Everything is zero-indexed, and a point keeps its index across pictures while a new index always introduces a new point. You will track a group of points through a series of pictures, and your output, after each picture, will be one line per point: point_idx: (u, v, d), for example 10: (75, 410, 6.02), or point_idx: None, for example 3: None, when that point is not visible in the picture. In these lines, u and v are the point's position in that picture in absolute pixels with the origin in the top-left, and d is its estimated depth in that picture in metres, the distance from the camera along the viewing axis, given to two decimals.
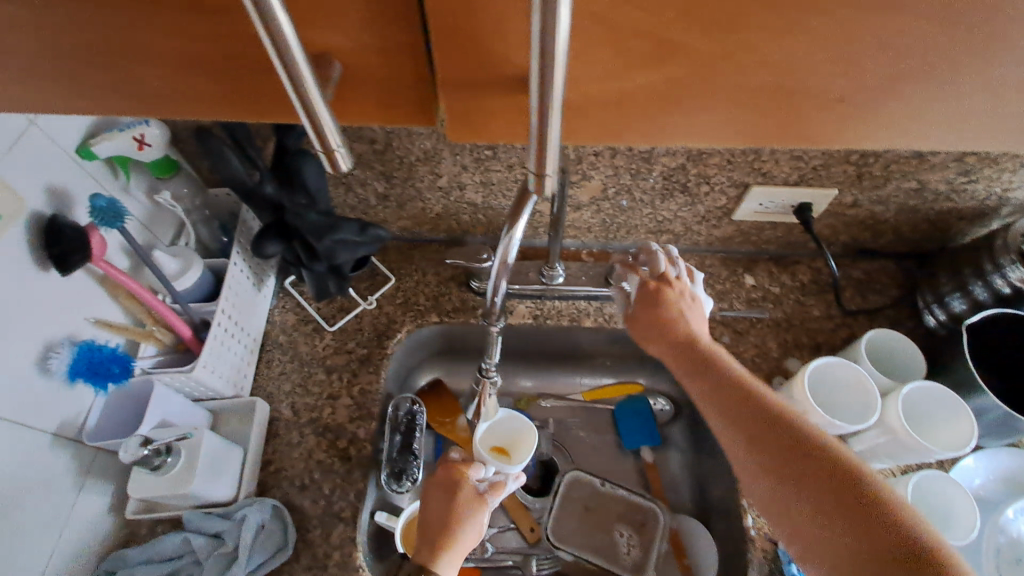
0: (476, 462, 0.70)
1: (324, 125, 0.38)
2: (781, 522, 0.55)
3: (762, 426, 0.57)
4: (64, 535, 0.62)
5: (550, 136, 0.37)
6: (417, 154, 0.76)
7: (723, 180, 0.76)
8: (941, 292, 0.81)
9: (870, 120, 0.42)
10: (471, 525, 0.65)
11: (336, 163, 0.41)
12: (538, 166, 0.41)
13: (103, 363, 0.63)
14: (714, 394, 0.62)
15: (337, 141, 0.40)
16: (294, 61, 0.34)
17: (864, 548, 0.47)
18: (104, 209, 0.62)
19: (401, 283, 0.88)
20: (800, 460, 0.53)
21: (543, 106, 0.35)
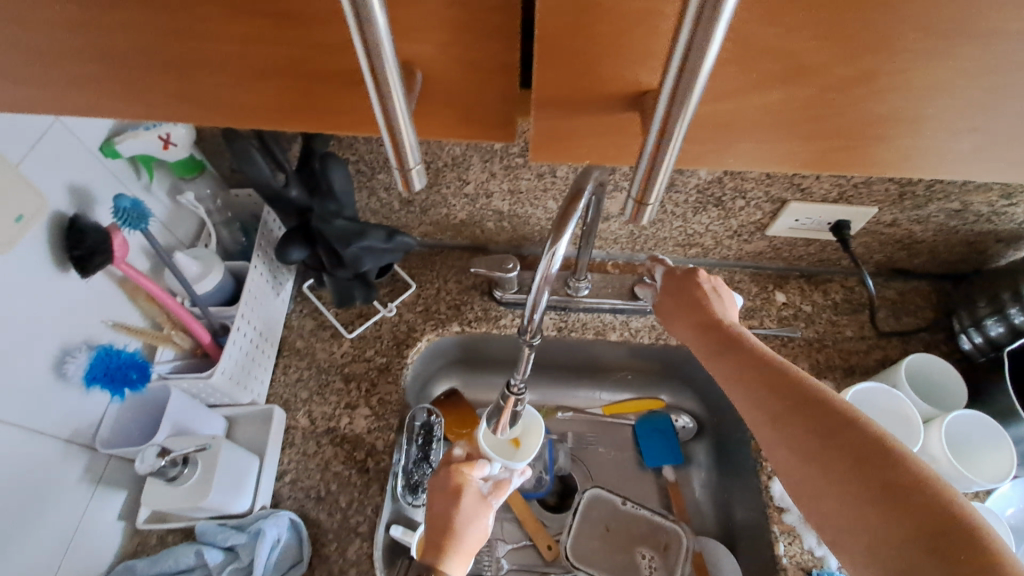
0: (477, 460, 0.66)
1: (406, 143, 0.35)
2: (806, 505, 0.49)
3: (788, 401, 0.51)
4: (73, 547, 0.60)
5: (667, 162, 0.34)
6: (445, 161, 0.74)
7: (759, 196, 0.74)
8: (978, 316, 0.77)
9: (947, 130, 0.41)
10: (475, 526, 0.62)
11: (411, 182, 0.38)
12: (642, 194, 0.37)
13: (120, 369, 0.59)
14: (735, 369, 0.57)
15: (416, 159, 0.37)
16: (387, 75, 0.30)
17: (897, 534, 0.42)
18: (128, 210, 0.60)
19: (421, 291, 0.86)
20: (832, 436, 0.47)
21: (665, 130, 0.32)
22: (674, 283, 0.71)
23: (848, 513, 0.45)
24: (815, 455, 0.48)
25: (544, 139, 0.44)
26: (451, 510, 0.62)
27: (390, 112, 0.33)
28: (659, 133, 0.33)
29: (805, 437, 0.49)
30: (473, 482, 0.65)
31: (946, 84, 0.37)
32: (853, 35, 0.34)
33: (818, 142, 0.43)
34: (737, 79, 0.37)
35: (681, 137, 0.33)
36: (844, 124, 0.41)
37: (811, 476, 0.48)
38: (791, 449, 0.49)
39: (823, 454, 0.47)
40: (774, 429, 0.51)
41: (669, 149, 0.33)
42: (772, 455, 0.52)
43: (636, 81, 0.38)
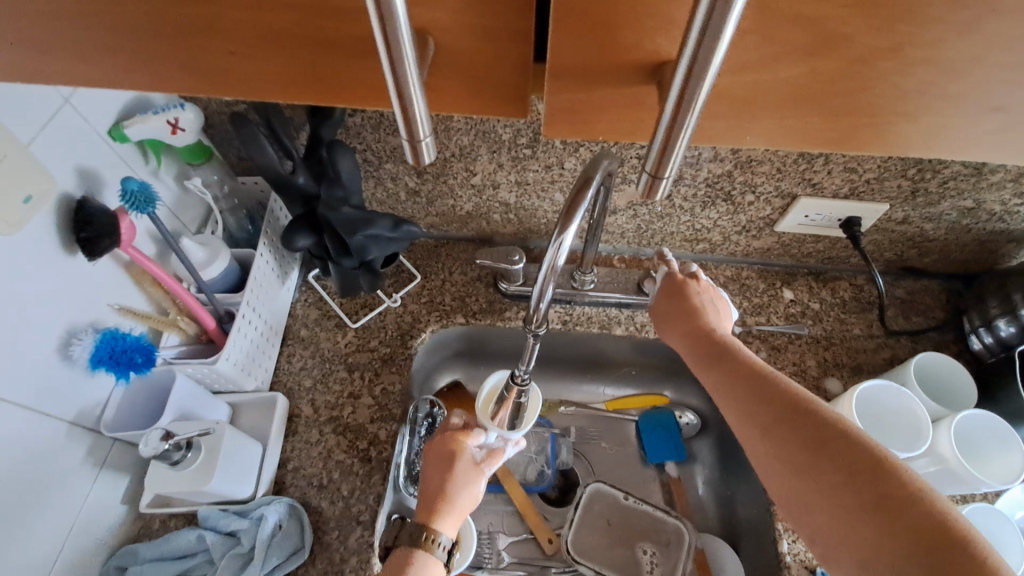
0: (475, 430, 0.66)
1: (417, 113, 0.35)
2: (800, 521, 0.48)
3: (779, 414, 0.51)
4: (78, 525, 0.60)
5: (683, 135, 0.34)
6: (453, 151, 0.74)
7: (769, 190, 0.74)
8: (989, 316, 0.76)
9: (975, 107, 0.40)
10: (467, 491, 0.63)
11: (420, 155, 0.38)
12: (656, 168, 0.36)
13: (126, 352, 0.59)
14: (727, 380, 0.57)
15: (426, 131, 0.36)
16: (402, 43, 0.30)
17: (892, 552, 0.41)
18: (135, 193, 0.59)
19: (426, 282, 0.86)
20: (821, 448, 0.47)
21: (682, 101, 0.31)
22: (673, 286, 0.71)
23: (840, 528, 0.44)
24: (806, 467, 0.47)
25: (561, 112, 0.43)
26: (444, 473, 0.64)
27: (402, 83, 0.32)
28: (675, 109, 0.32)
29: (796, 449, 0.48)
30: (470, 451, 0.65)
31: (981, 57, 0.36)
32: (877, 4, 0.34)
33: (836, 123, 0.42)
34: (759, 51, 0.37)
35: (698, 110, 0.32)
36: (863, 104, 0.40)
37: (802, 489, 0.47)
38: (781, 462, 0.49)
39: (814, 466, 0.47)
40: (765, 442, 0.51)
41: (685, 122, 0.33)
42: (762, 467, 0.51)
43: (654, 50, 0.38)
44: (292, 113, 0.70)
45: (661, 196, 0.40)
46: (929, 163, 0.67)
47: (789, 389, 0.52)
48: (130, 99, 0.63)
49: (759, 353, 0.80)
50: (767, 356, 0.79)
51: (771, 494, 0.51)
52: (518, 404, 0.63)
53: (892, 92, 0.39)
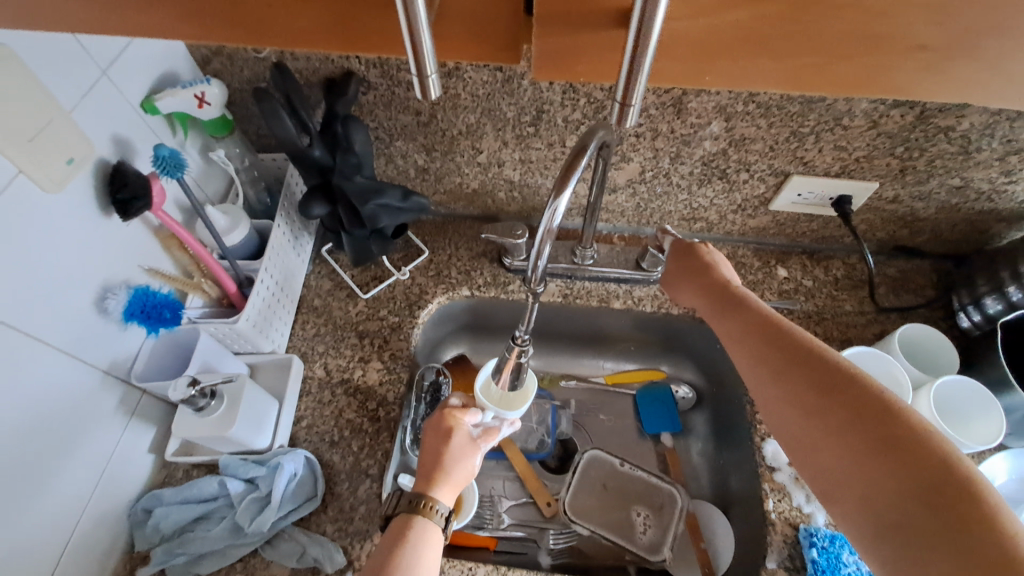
0: (471, 409, 0.70)
1: (425, 49, 0.38)
2: (804, 460, 0.52)
3: (790, 360, 0.55)
4: (110, 466, 0.65)
5: (644, 67, 0.37)
6: (460, 128, 0.78)
7: (763, 168, 0.77)
8: (977, 294, 0.79)
9: (941, 73, 0.43)
10: (464, 462, 0.66)
11: (428, 91, 0.41)
12: (625, 95, 0.40)
13: (156, 308, 0.65)
14: (742, 329, 0.62)
15: (433, 68, 0.40)
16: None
17: (891, 484, 0.45)
18: (167, 158, 0.63)
19: (434, 256, 0.90)
20: (830, 392, 0.51)
21: (641, 31, 0.35)
22: (682, 248, 0.79)
23: (841, 463, 0.48)
24: (816, 408, 0.51)
25: (549, 55, 0.45)
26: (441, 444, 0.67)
27: (414, 26, 0.36)
28: (636, 41, 0.36)
29: (806, 392, 0.53)
30: (465, 427, 0.69)
31: (944, 23, 0.39)
32: None
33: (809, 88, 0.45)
34: (733, 11, 0.40)
35: (654, 44, 0.36)
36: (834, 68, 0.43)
37: (811, 430, 0.51)
38: (792, 404, 0.53)
39: (822, 407, 0.51)
40: (776, 386, 0.55)
41: (645, 53, 0.36)
42: (772, 409, 0.56)
43: None
44: (309, 90, 0.75)
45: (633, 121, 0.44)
46: (916, 141, 0.70)
47: (804, 338, 0.56)
48: (159, 74, 0.68)
49: None
50: None
51: (778, 437, 0.56)
52: (519, 371, 0.67)
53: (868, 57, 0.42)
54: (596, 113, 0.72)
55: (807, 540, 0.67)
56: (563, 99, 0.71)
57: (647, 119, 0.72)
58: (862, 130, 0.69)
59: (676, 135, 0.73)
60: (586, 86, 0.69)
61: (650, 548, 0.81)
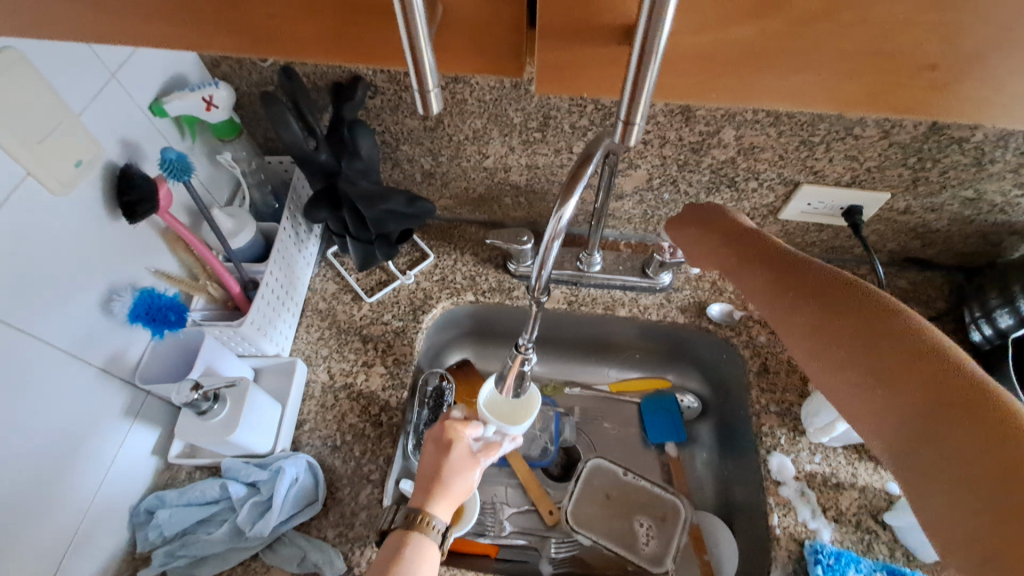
0: (473, 421, 0.69)
1: (425, 63, 0.37)
2: (820, 380, 0.54)
3: (806, 291, 0.57)
4: (112, 470, 0.65)
5: (646, 87, 0.37)
6: (467, 133, 0.78)
7: (772, 177, 0.76)
8: (989, 307, 0.77)
9: None
10: (464, 477, 0.66)
11: (429, 104, 0.41)
12: (628, 115, 0.40)
13: (161, 310, 0.65)
14: (756, 263, 0.63)
15: (434, 82, 0.39)
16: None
17: (908, 397, 0.46)
18: (173, 162, 0.63)
19: (439, 261, 0.90)
20: (843, 317, 0.53)
21: (645, 45, 0.34)
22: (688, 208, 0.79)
23: (858, 381, 0.50)
24: (829, 332, 0.53)
25: (552, 67, 0.43)
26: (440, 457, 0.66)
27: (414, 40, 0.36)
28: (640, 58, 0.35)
29: (820, 319, 0.54)
30: (465, 440, 0.68)
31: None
32: None
33: None
34: None
35: (659, 60, 0.35)
36: None
37: (833, 358, 0.52)
38: (807, 330, 0.55)
39: (835, 331, 0.53)
40: (791, 316, 0.57)
41: (649, 68, 0.36)
42: (789, 338, 0.58)
43: (627, 13, 0.39)
44: (316, 95, 0.75)
45: (637, 141, 0.43)
46: (928, 152, 0.69)
47: (822, 271, 0.58)
48: (167, 76, 0.68)
49: (758, 336, 0.83)
50: (765, 340, 0.82)
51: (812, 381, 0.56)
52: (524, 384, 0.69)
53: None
54: (603, 120, 0.72)
55: (812, 556, 0.65)
56: (571, 106, 0.71)
57: (655, 126, 0.71)
58: (873, 140, 0.68)
59: (684, 143, 0.73)
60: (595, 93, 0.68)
61: (652, 560, 0.80)
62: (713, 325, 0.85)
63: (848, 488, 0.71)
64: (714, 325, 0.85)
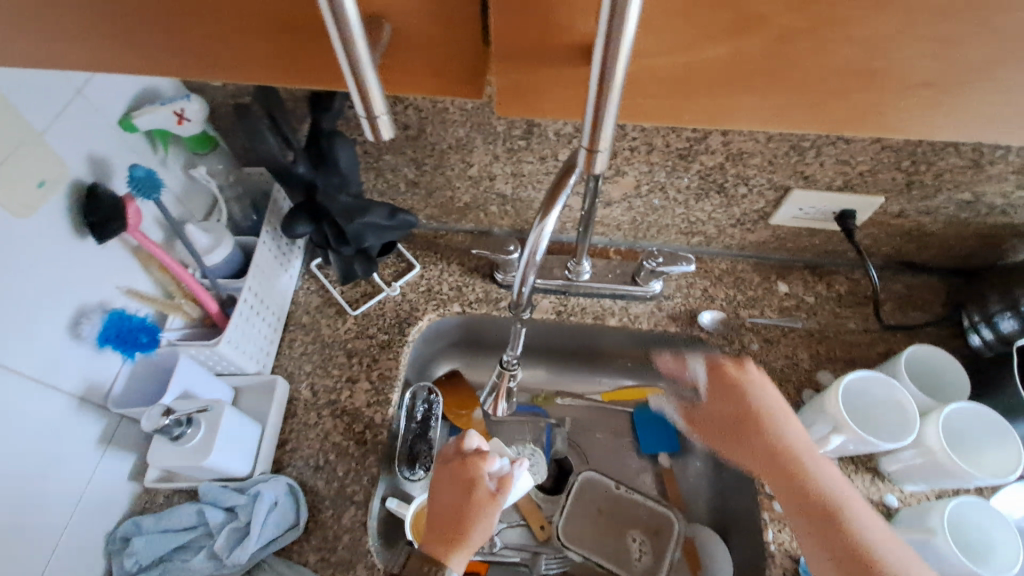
0: (490, 454, 0.67)
1: (370, 88, 0.37)
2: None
3: (809, 501, 0.62)
4: (84, 498, 0.63)
5: (613, 99, 0.36)
6: (450, 142, 0.76)
7: (762, 182, 0.74)
8: (990, 311, 0.75)
9: (928, 96, 0.40)
10: (481, 525, 0.63)
11: (379, 133, 0.40)
12: (593, 139, 0.39)
13: (132, 331, 0.63)
14: (767, 457, 0.66)
15: (383, 108, 0.39)
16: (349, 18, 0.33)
17: None
18: (141, 179, 0.62)
19: (425, 272, 0.88)
20: (830, 532, 0.60)
21: (608, 48, 0.33)
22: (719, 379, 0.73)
23: None
24: (821, 537, 0.60)
25: (512, 91, 0.42)
26: (455, 499, 0.65)
27: (358, 65, 0.35)
28: (604, 72, 0.34)
29: (811, 522, 0.61)
30: (482, 481, 0.65)
31: (944, 53, 0.37)
32: None
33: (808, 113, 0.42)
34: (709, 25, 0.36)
35: (622, 65, 0.34)
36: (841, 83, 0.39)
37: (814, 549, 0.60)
38: (796, 518, 0.63)
39: (823, 539, 0.60)
40: (794, 510, 0.63)
41: (614, 72, 0.34)
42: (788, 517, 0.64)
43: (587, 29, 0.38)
44: (294, 105, 0.73)
45: (605, 168, 0.43)
46: (923, 155, 0.67)
47: (823, 493, 0.62)
48: (139, 89, 0.66)
49: (751, 345, 0.81)
50: (758, 348, 0.80)
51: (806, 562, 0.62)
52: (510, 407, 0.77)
53: (863, 85, 0.40)
54: None
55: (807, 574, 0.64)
56: None
57: (642, 133, 0.69)
58: (865, 144, 0.66)
59: (672, 149, 0.71)
60: None
61: None
62: (705, 333, 0.83)
63: None
64: (706, 334, 0.82)
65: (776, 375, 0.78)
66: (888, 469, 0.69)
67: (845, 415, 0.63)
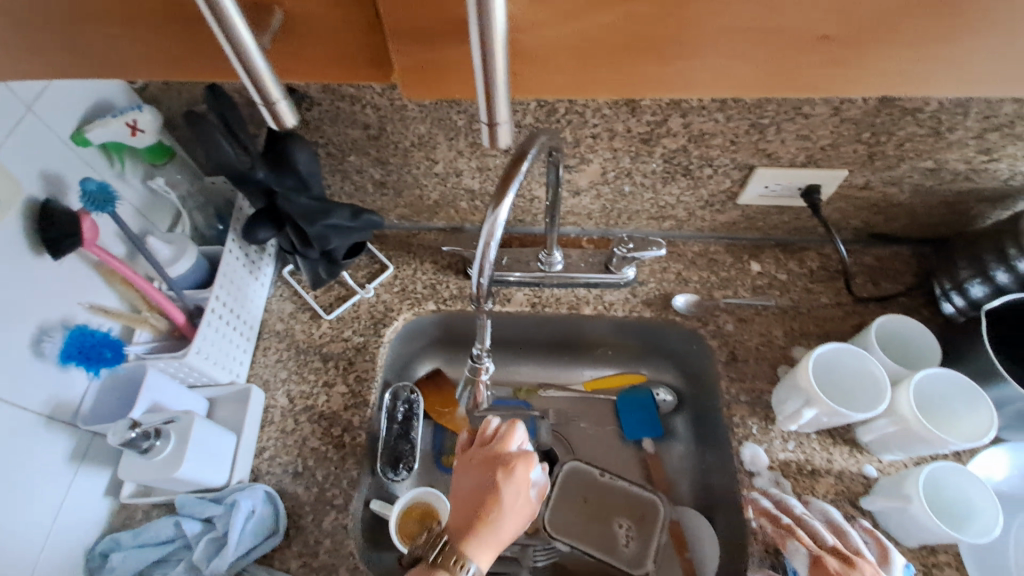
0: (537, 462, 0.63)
1: (267, 81, 0.41)
2: None
3: None
4: (61, 518, 0.62)
5: (500, 87, 0.39)
6: (412, 140, 0.75)
7: (727, 163, 0.74)
8: (960, 278, 0.76)
9: None
10: (516, 528, 0.59)
11: (283, 120, 0.45)
12: (491, 116, 0.42)
13: (94, 347, 0.63)
14: None
15: (280, 94, 0.43)
16: (229, 14, 0.37)
17: None
18: (94, 193, 0.62)
19: (399, 272, 0.88)
20: None
21: (487, 45, 0.36)
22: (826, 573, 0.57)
23: None
24: None
25: (411, 72, 0.48)
26: (500, 496, 0.59)
27: (246, 56, 0.39)
28: (483, 53, 0.37)
29: None
30: (528, 486, 0.61)
31: None
32: None
33: None
34: None
35: (503, 53, 0.37)
36: None
37: None
38: None
39: None
40: None
41: (496, 63, 0.38)
42: None
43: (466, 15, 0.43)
44: (251, 111, 0.72)
45: (509, 143, 0.46)
46: (882, 125, 0.67)
47: None
48: (92, 103, 0.65)
49: (726, 326, 0.81)
50: (733, 328, 0.81)
51: None
52: (473, 407, 0.80)
53: None
54: (548, 117, 0.69)
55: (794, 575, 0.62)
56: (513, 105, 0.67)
57: (602, 119, 0.69)
58: (824, 118, 0.66)
59: (633, 134, 0.71)
60: None
61: (632, 561, 0.81)
62: (679, 317, 0.83)
63: (824, 475, 0.69)
64: (681, 317, 0.83)
65: (751, 354, 0.78)
66: (864, 440, 0.69)
67: (816, 389, 0.63)
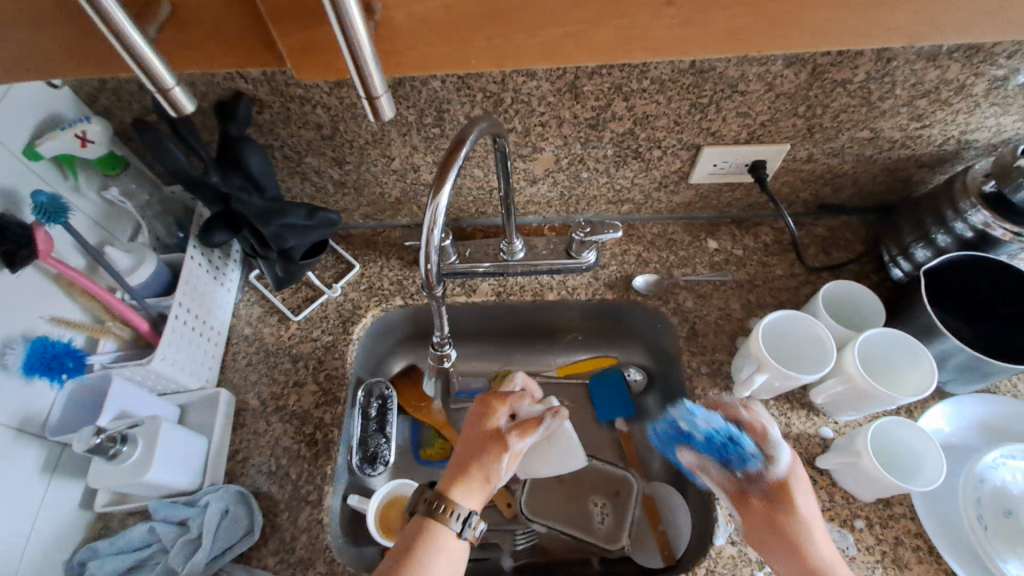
0: (511, 396, 0.66)
1: (157, 68, 0.43)
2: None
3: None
4: (36, 530, 0.63)
5: (369, 60, 0.43)
6: (365, 137, 0.76)
7: (674, 143, 0.76)
8: (905, 244, 0.79)
9: None
10: (485, 458, 0.62)
11: (181, 107, 0.47)
12: (370, 90, 0.46)
13: (58, 356, 0.65)
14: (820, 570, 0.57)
15: (173, 80, 0.45)
16: (106, 6, 0.39)
17: None
18: (45, 205, 0.63)
19: (366, 270, 0.89)
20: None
21: (342, 21, 0.40)
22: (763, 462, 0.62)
23: None
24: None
25: (299, 56, 0.56)
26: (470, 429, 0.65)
27: (131, 45, 0.41)
28: (344, 31, 0.41)
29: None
30: (499, 418, 0.65)
31: None
32: None
33: None
34: None
35: (362, 30, 0.41)
36: None
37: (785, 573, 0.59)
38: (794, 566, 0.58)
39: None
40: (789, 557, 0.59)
41: (358, 30, 0.41)
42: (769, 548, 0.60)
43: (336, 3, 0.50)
44: (203, 119, 0.73)
45: (394, 113, 0.50)
46: (816, 98, 0.69)
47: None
48: (43, 117, 0.65)
49: (686, 303, 0.83)
50: (693, 304, 0.83)
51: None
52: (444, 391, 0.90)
53: None
54: (496, 108, 0.70)
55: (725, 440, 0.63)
56: (460, 96, 0.69)
57: (548, 107, 0.71)
58: (759, 93, 0.69)
59: (580, 119, 0.73)
60: (479, 80, 0.66)
61: (610, 537, 0.82)
62: (640, 296, 0.85)
63: (783, 438, 0.72)
64: (641, 297, 0.85)
65: (710, 328, 0.81)
66: (818, 401, 0.71)
67: (765, 353, 0.66)
